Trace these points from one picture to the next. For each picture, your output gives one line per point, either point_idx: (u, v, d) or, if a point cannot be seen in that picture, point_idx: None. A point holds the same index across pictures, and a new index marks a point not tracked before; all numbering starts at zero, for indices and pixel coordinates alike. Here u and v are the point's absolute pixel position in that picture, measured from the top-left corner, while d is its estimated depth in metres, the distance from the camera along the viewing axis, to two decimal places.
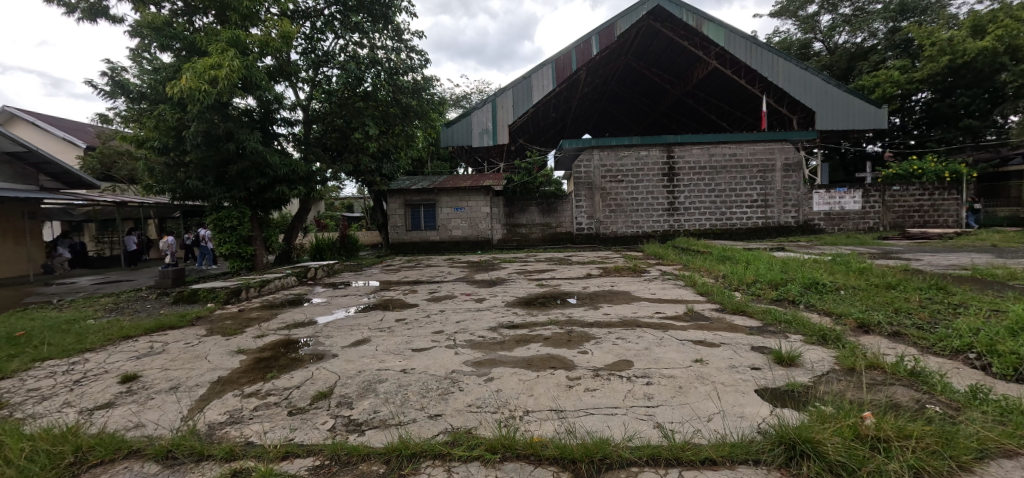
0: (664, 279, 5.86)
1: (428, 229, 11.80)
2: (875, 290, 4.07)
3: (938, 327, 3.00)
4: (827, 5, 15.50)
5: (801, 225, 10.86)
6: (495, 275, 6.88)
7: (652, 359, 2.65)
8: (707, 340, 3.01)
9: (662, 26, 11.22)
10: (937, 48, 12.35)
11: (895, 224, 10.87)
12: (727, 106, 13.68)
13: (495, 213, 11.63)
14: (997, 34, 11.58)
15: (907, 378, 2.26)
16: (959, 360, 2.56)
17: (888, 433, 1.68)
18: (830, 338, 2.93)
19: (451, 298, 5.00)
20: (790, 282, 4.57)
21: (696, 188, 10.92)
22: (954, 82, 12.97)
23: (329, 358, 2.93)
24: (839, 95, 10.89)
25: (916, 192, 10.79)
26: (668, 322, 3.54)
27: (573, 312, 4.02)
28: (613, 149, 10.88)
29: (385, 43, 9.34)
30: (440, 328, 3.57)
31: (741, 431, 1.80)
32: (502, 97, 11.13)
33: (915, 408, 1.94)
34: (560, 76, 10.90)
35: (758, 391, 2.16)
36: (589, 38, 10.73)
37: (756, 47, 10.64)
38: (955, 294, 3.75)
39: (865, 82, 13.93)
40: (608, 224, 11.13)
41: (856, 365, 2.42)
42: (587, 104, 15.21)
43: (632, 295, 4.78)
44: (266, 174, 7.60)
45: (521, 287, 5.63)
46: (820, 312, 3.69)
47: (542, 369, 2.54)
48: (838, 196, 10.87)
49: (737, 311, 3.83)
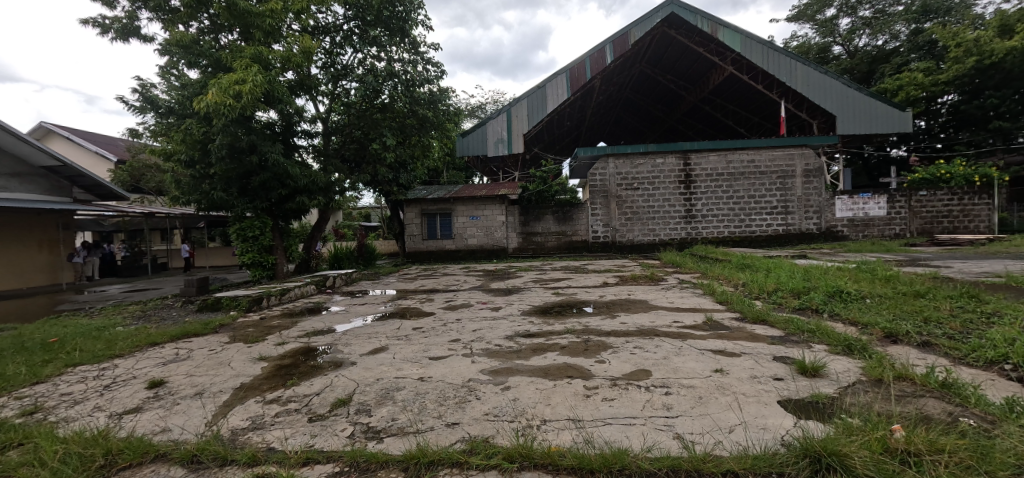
0: (682, 287, 5.80)
1: (444, 238, 11.87)
2: (903, 299, 3.96)
3: (971, 337, 2.89)
4: (846, 8, 15.29)
5: (823, 232, 10.63)
6: (511, 284, 6.88)
7: (670, 368, 2.62)
8: (728, 350, 2.96)
9: (676, 33, 11.19)
10: (962, 49, 12.14)
11: (923, 231, 10.56)
12: (745, 112, 13.52)
13: (511, 221, 11.66)
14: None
15: (937, 389, 2.19)
16: (994, 371, 2.47)
17: (918, 447, 1.62)
18: (855, 348, 2.85)
19: (467, 306, 5.02)
20: (813, 291, 4.47)
21: (713, 195, 10.80)
22: (982, 84, 12.62)
23: (348, 365, 2.97)
24: (861, 100, 10.68)
25: (944, 197, 10.47)
26: (686, 331, 3.49)
27: (590, 321, 3.99)
28: (629, 157, 10.83)
29: (402, 55, 9.53)
30: (457, 336, 3.59)
31: (763, 443, 1.75)
32: (517, 106, 11.22)
33: (947, 421, 1.87)
34: (574, 85, 10.96)
35: (781, 402, 2.10)
36: (603, 47, 10.76)
37: (774, 52, 10.52)
38: (987, 303, 3.62)
39: (887, 85, 13.70)
40: (624, 232, 11.05)
41: (884, 375, 2.36)
42: (602, 112, 15.24)
43: (649, 304, 4.74)
44: (287, 185, 7.74)
45: (537, 296, 5.62)
46: (846, 322, 3.59)
47: (559, 378, 2.52)
48: (862, 202, 10.63)
49: (757, 320, 3.77)
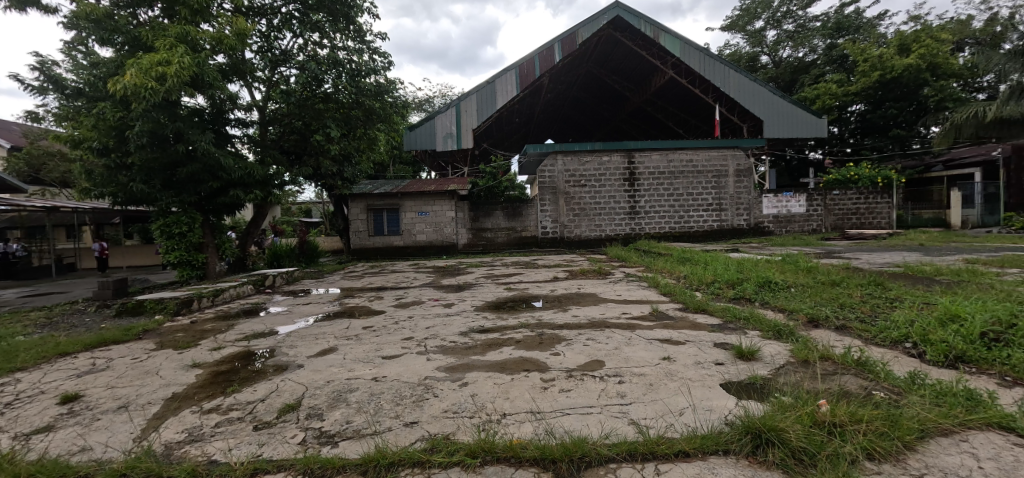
0: (628, 280, 6.05)
1: (392, 234, 11.53)
2: (822, 287, 4.37)
3: (878, 320, 3.26)
4: (772, 21, 16.54)
5: (752, 228, 11.48)
6: (462, 280, 6.85)
7: (621, 358, 2.72)
8: (674, 338, 3.12)
9: (621, 36, 11.54)
10: (868, 64, 13.48)
11: (836, 226, 11.68)
12: (683, 114, 14.23)
13: (460, 217, 11.55)
14: (920, 53, 12.78)
15: (854, 367, 2.44)
16: (898, 349, 2.79)
17: (842, 418, 1.78)
18: (784, 333, 3.12)
19: (419, 304, 4.94)
20: (745, 282, 4.82)
21: (655, 193, 11.32)
22: (884, 96, 14.18)
23: (294, 368, 2.83)
24: (784, 106, 11.62)
25: (853, 196, 11.66)
26: (634, 322, 3.65)
27: (543, 315, 4.06)
28: (576, 154, 11.09)
29: (347, 43, 9.15)
30: (410, 334, 3.52)
31: (710, 424, 1.86)
32: (466, 101, 11.14)
33: (864, 395, 2.09)
34: (523, 82, 11.05)
35: (723, 385, 2.25)
36: (551, 45, 10.92)
37: (709, 59, 11.16)
38: (890, 289, 4.08)
39: (807, 94, 14.96)
40: (572, 228, 11.31)
41: (810, 357, 2.59)
42: (550, 110, 15.46)
43: (599, 297, 4.90)
44: (219, 177, 7.21)
45: (489, 291, 5.63)
46: (775, 309, 3.90)
47: (516, 372, 2.55)
48: (785, 200, 11.57)
49: (698, 310, 4.01)
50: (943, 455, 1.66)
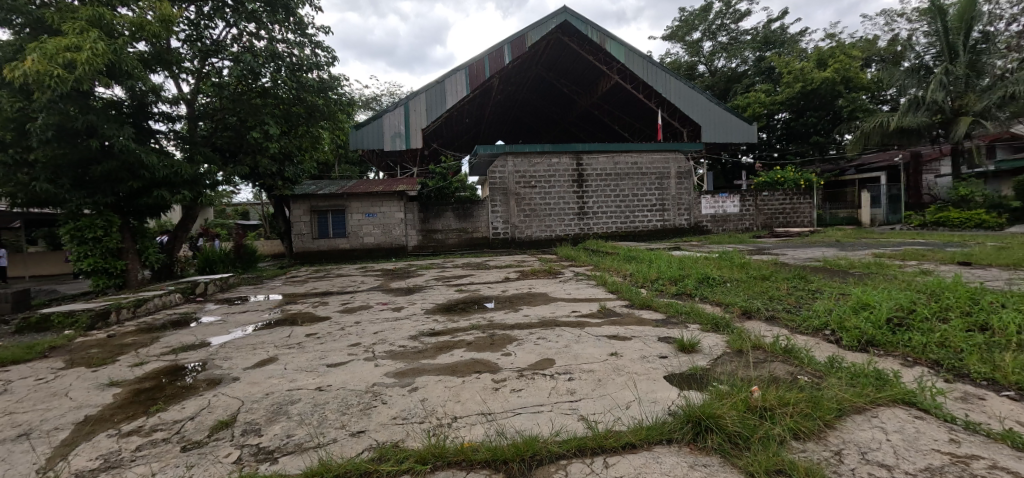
0: (577, 279, 6.19)
1: (338, 237, 11.09)
2: (753, 282, 4.68)
3: (802, 310, 3.53)
4: (708, 32, 17.55)
5: (692, 227, 12.12)
6: (412, 283, 6.72)
7: (571, 355, 2.78)
8: (620, 334, 3.23)
9: (569, 40, 11.78)
10: (792, 76, 14.63)
11: (766, 225, 12.57)
12: (628, 118, 14.77)
13: (410, 219, 11.30)
14: (835, 67, 14.02)
15: (782, 354, 2.63)
16: (819, 336, 3.04)
17: (772, 402, 1.91)
18: (721, 325, 3.31)
19: (366, 308, 4.78)
20: (686, 278, 5.07)
21: (603, 194, 11.65)
22: (805, 105, 15.45)
23: (229, 382, 2.65)
24: (719, 112, 12.35)
25: (781, 197, 12.61)
26: (583, 320, 3.74)
27: (494, 316, 4.06)
28: (526, 156, 11.20)
29: (286, 36, 8.70)
30: (357, 340, 3.40)
31: (654, 415, 1.94)
32: (415, 100, 10.95)
33: (790, 379, 2.26)
34: (473, 82, 11.02)
35: (666, 377, 2.35)
36: (501, 46, 10.96)
37: (652, 66, 11.66)
38: (812, 282, 4.45)
39: (739, 102, 15.97)
40: (523, 228, 11.40)
41: (743, 346, 2.77)
42: (500, 111, 15.52)
43: (549, 296, 4.97)
44: (140, 176, 6.62)
45: (440, 294, 5.55)
46: (713, 303, 4.13)
47: (467, 374, 2.53)
48: (721, 201, 12.31)
49: (643, 306, 4.18)
50: (857, 431, 1.82)
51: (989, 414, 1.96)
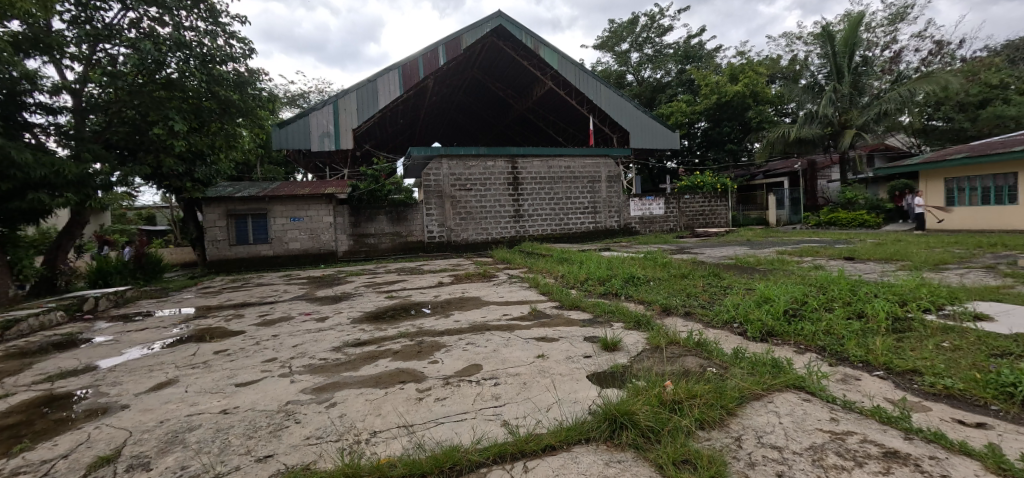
0: (511, 282, 6.24)
1: (259, 243, 10.32)
2: (674, 280, 4.98)
3: (714, 305, 3.80)
4: (635, 44, 18.49)
5: (621, 229, 12.70)
6: (340, 290, 6.42)
7: (499, 359, 2.78)
8: (549, 336, 3.29)
9: (504, 45, 11.87)
10: (709, 88, 15.82)
11: (688, 226, 13.48)
12: (561, 123, 15.16)
13: (339, 223, 10.79)
14: (745, 82, 15.34)
15: (694, 348, 2.82)
16: (728, 328, 3.30)
17: (681, 395, 2.02)
18: (642, 322, 3.48)
19: (287, 320, 4.48)
20: (613, 278, 5.28)
21: (538, 196, 11.86)
22: (720, 116, 16.77)
23: (116, 411, 2.36)
24: (645, 120, 13.07)
25: (700, 200, 13.60)
26: (513, 323, 3.76)
27: (424, 323, 3.97)
28: (461, 159, 11.13)
29: (196, 24, 7.99)
30: (273, 355, 3.17)
31: (574, 415, 1.98)
32: (345, 99, 10.52)
33: (700, 371, 2.42)
34: (407, 83, 10.77)
35: (589, 376, 2.42)
36: (435, 47, 10.81)
37: (583, 73, 12.07)
38: (724, 278, 4.81)
39: (663, 111, 16.98)
40: (459, 231, 11.31)
41: (660, 342, 2.93)
42: (436, 113, 15.30)
43: (482, 300, 4.96)
44: (12, 178, 5.75)
45: (369, 301, 5.35)
46: (636, 301, 4.33)
47: (390, 385, 2.44)
48: (648, 203, 13.01)
49: (572, 306, 4.29)
50: (754, 416, 1.99)
51: (862, 393, 2.22)
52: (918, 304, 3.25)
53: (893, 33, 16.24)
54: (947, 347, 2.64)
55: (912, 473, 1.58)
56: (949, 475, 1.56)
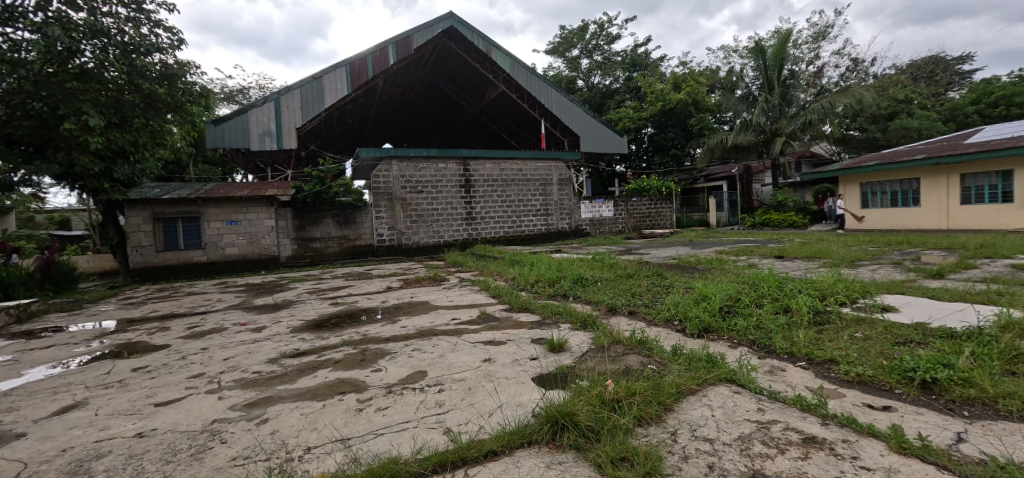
0: (461, 286, 6.18)
1: (190, 248, 9.59)
2: (620, 280, 5.13)
3: (656, 304, 3.95)
4: (585, 51, 18.96)
5: (572, 230, 12.96)
6: (281, 298, 6.10)
7: (444, 365, 2.73)
8: (496, 339, 3.28)
9: (456, 46, 11.78)
10: (654, 96, 16.50)
11: (635, 227, 13.98)
12: (514, 126, 15.25)
13: (282, 226, 10.26)
14: (687, 90, 16.14)
15: (636, 346, 2.91)
16: (668, 326, 3.44)
17: (621, 394, 2.07)
18: (588, 323, 3.55)
19: (220, 331, 4.20)
20: (562, 279, 5.37)
21: (490, 199, 11.86)
22: (665, 122, 17.52)
23: (9, 440, 2.10)
24: (595, 125, 13.43)
25: (647, 202, 14.14)
26: (461, 327, 3.71)
27: (369, 330, 3.84)
28: (412, 160, 10.92)
29: (115, 9, 7.32)
30: (200, 370, 2.95)
31: (517, 418, 1.98)
32: (287, 96, 10.04)
33: (640, 369, 2.49)
34: (354, 81, 10.41)
35: (534, 379, 2.43)
36: (385, 46, 10.53)
37: (535, 77, 12.21)
38: (666, 278, 5.02)
39: (611, 116, 17.52)
40: (410, 234, 11.08)
41: (604, 342, 3.00)
42: (385, 113, 14.92)
43: (431, 304, 4.87)
44: None
45: (312, 308, 5.11)
46: (584, 302, 4.42)
47: (329, 396, 2.34)
48: (597, 206, 13.36)
49: (522, 309, 4.31)
50: (689, 410, 2.07)
51: (787, 383, 2.37)
52: (836, 298, 3.54)
53: (816, 50, 17.69)
54: (860, 337, 2.88)
55: (828, 457, 1.70)
56: (858, 456, 1.69)
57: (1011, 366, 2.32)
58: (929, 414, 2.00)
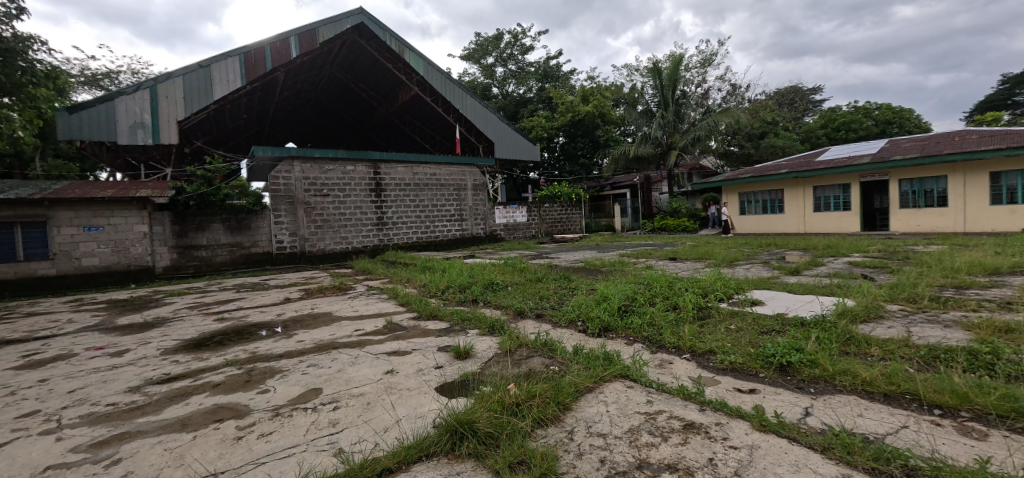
0: (368, 294, 5.89)
1: (33, 259, 7.86)
2: (529, 284, 5.24)
3: (562, 306, 4.10)
4: (500, 59, 19.27)
5: (487, 236, 13.08)
6: (153, 315, 5.32)
7: (342, 380, 2.57)
8: (401, 349, 3.16)
9: (366, 44, 11.29)
10: (565, 106, 17.27)
11: (547, 232, 14.49)
12: (427, 130, 14.99)
13: (158, 233, 8.93)
14: (595, 103, 17.10)
15: (540, 348, 2.98)
16: (572, 327, 3.58)
17: (521, 397, 2.10)
18: (496, 327, 3.57)
19: (67, 358, 3.54)
20: (473, 285, 5.35)
21: (402, 204, 11.52)
22: (575, 132, 18.38)
23: None
24: (508, 132, 13.71)
25: (558, 208, 14.78)
26: (365, 339, 3.52)
27: (259, 347, 3.49)
28: (316, 162, 10.23)
29: None
30: (34, 408, 2.46)
31: (416, 431, 1.92)
32: (165, 85, 8.89)
33: (542, 371, 2.56)
34: (250, 73, 9.47)
35: (436, 388, 2.38)
36: (286, 37, 9.71)
37: (450, 82, 12.13)
38: (573, 281, 5.23)
39: (524, 125, 17.99)
40: (315, 241, 10.33)
41: (511, 346, 3.02)
42: (286, 110, 13.83)
43: (333, 316, 4.57)
44: None
45: (191, 326, 4.52)
46: (494, 307, 4.44)
47: (202, 426, 2.08)
48: (511, 211, 13.62)
49: (430, 316, 4.20)
50: (586, 408, 2.16)
51: (673, 375, 2.58)
52: (715, 294, 3.95)
53: (703, 74, 19.76)
54: (733, 329, 3.23)
55: (704, 440, 1.87)
56: (727, 437, 1.88)
57: (845, 347, 2.75)
58: (784, 394, 2.30)
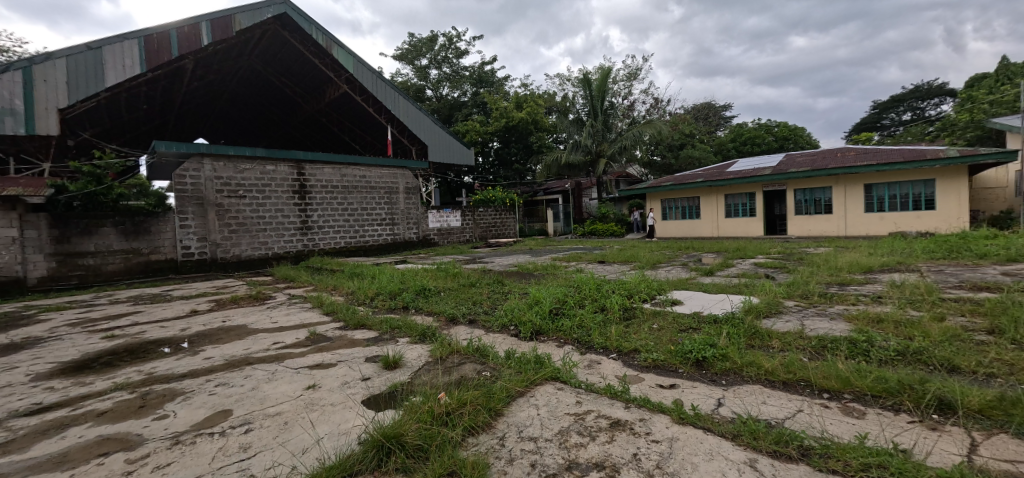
0: (290, 304, 5.50)
1: None
2: (462, 289, 5.18)
3: (495, 311, 4.10)
4: (434, 61, 19.01)
5: (420, 240, 12.84)
6: (22, 335, 4.56)
7: (257, 400, 2.37)
8: (324, 362, 2.98)
9: (290, 37, 10.63)
10: (499, 112, 17.41)
11: (482, 236, 14.60)
12: (356, 131, 14.40)
13: (32, 238, 7.64)
14: (528, 110, 17.42)
15: (473, 354, 2.95)
16: (504, 331, 3.60)
17: (451, 406, 2.06)
18: (427, 334, 3.49)
19: None
20: (404, 291, 5.19)
21: (329, 207, 10.95)
22: (508, 138, 18.59)
23: None
24: (441, 136, 13.57)
25: (492, 213, 14.91)
26: (284, 353, 3.28)
27: (158, 367, 3.12)
28: (230, 160, 9.41)
29: None
30: None
31: (338, 450, 1.81)
32: (42, 68, 7.74)
33: (473, 378, 2.53)
34: (153, 60, 8.53)
35: (362, 402, 2.26)
36: (195, 23, 8.87)
37: (382, 82, 11.76)
38: (506, 285, 5.25)
39: (458, 128, 17.87)
40: (229, 246, 9.44)
41: (443, 353, 2.96)
42: (194, 103, 12.60)
43: (248, 328, 4.21)
44: None
45: (72, 346, 3.94)
46: (425, 314, 4.33)
47: (80, 463, 1.81)
48: (445, 215, 13.54)
49: (358, 326, 4.01)
50: (518, 412, 2.17)
51: (600, 375, 2.67)
52: (640, 296, 4.16)
53: (629, 87, 20.88)
54: (656, 328, 3.42)
55: (628, 436, 1.95)
56: (650, 431, 1.98)
57: (752, 341, 3.01)
58: (700, 386, 2.46)
